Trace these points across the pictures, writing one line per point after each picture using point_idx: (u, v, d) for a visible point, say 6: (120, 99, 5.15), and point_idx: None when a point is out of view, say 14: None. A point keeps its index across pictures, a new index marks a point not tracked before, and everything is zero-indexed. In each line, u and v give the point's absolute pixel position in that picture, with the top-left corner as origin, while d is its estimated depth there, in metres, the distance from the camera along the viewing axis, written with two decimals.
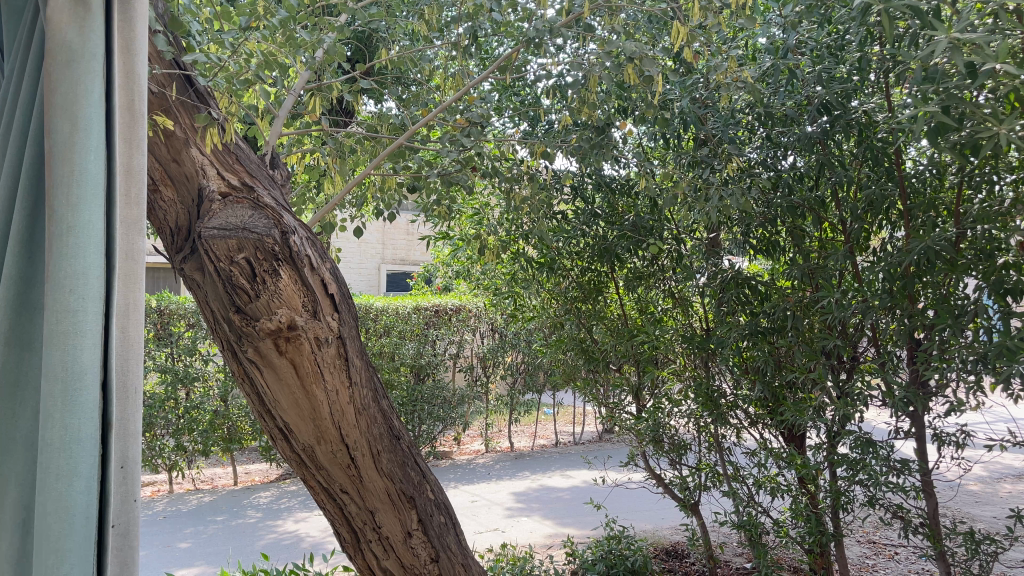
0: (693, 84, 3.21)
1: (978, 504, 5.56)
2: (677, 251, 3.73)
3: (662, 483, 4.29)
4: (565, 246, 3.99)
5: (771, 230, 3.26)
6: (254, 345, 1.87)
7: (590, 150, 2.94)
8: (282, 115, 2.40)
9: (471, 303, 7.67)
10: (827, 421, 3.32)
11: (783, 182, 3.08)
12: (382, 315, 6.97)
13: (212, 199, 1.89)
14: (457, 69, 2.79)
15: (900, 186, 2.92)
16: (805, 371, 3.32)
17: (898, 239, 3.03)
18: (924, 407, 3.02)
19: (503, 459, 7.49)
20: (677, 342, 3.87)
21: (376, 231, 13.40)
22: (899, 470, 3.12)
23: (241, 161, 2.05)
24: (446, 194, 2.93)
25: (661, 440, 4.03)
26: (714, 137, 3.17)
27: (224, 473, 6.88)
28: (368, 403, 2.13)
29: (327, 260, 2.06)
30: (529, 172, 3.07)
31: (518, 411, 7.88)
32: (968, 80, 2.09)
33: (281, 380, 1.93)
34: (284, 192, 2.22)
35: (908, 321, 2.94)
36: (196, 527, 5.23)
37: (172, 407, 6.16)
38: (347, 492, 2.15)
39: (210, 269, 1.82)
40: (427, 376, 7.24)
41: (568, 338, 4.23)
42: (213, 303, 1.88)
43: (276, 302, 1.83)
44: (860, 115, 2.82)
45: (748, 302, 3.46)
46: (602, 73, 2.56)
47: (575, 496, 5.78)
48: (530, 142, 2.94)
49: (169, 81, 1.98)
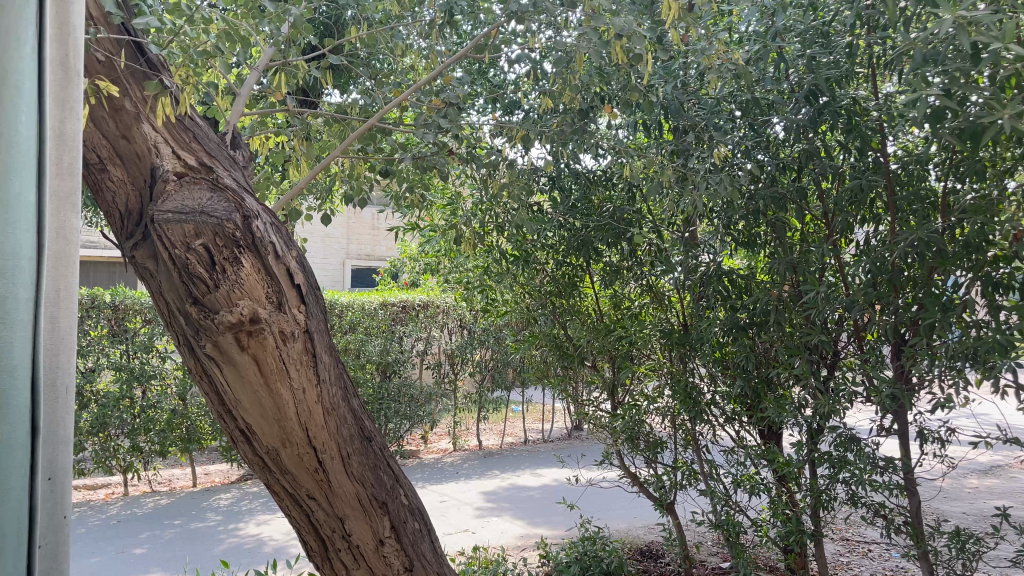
0: (676, 71, 3.10)
1: (948, 500, 5.57)
2: (656, 244, 3.65)
3: (636, 482, 4.21)
4: (541, 238, 3.86)
5: (753, 224, 3.23)
6: (213, 339, 1.72)
7: (572, 134, 2.75)
8: (243, 93, 2.20)
9: (439, 299, 7.51)
10: (808, 417, 3.30)
11: (767, 173, 3.04)
12: (348, 310, 6.82)
13: (166, 179, 1.72)
14: (431, 47, 2.63)
15: (886, 178, 2.85)
16: (787, 368, 3.27)
17: (883, 232, 2.98)
18: (909, 404, 2.96)
19: (470, 457, 7.35)
20: (657, 338, 3.79)
21: (340, 226, 13.19)
22: (883, 469, 3.06)
23: (198, 139, 1.84)
24: (419, 182, 2.79)
25: (636, 438, 3.94)
26: (696, 125, 3.06)
27: (182, 474, 6.63)
28: (338, 403, 1.97)
29: (294, 249, 1.90)
30: (506, 156, 2.93)
31: (486, 408, 7.75)
32: (970, 62, 1.98)
33: (242, 378, 1.77)
34: (248, 175, 2.01)
35: (894, 315, 2.91)
36: (153, 532, 5.01)
37: (128, 406, 5.91)
38: (314, 498, 1.98)
39: (164, 257, 1.66)
40: (394, 374, 7.09)
41: (541, 334, 4.12)
42: (167, 294, 1.72)
43: (238, 293, 1.69)
44: (852, 100, 2.69)
45: (728, 295, 3.41)
46: (591, 50, 2.37)
47: (546, 494, 5.67)
48: (507, 127, 2.79)
49: (118, 48, 1.79)
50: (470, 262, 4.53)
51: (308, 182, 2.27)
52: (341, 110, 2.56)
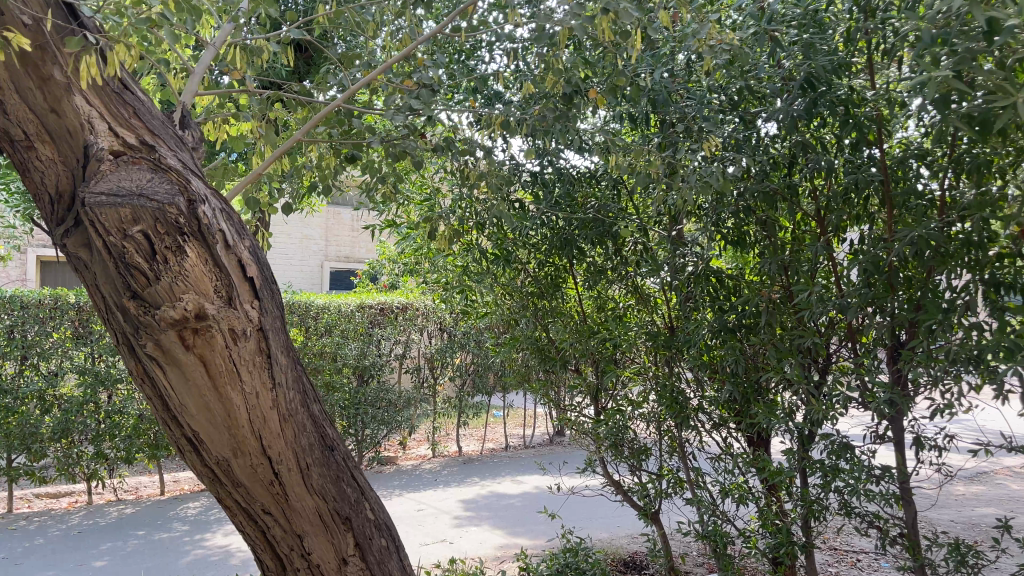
0: (664, 59, 2.95)
1: (937, 508, 5.46)
2: (643, 243, 3.51)
3: (620, 490, 4.05)
4: (523, 235, 3.69)
5: (742, 221, 3.10)
6: (154, 338, 1.54)
7: (554, 122, 2.55)
8: (198, 70, 2.01)
9: (419, 301, 7.32)
10: (799, 423, 3.16)
11: (758, 167, 2.90)
12: (324, 312, 6.65)
13: (101, 158, 1.54)
14: (404, 27, 2.46)
15: (883, 172, 2.71)
16: (778, 372, 3.13)
17: (878, 230, 2.85)
18: (905, 410, 2.82)
19: (450, 464, 7.17)
20: (642, 341, 3.65)
21: (319, 227, 12.98)
22: (878, 478, 2.92)
23: (139, 115, 1.66)
24: (392, 174, 2.63)
25: (620, 445, 3.79)
26: (685, 116, 2.91)
27: (150, 481, 6.41)
28: (297, 409, 1.80)
29: (248, 237, 1.72)
30: (484, 145, 2.76)
31: (467, 413, 7.56)
32: (983, 41, 1.84)
33: (188, 381, 1.60)
34: (199, 157, 1.83)
35: (890, 317, 2.78)
36: (115, 543, 4.79)
37: (92, 411, 5.68)
38: (269, 512, 1.81)
39: (98, 244, 1.49)
40: (371, 378, 6.91)
41: (522, 336, 3.97)
42: (103, 287, 1.55)
43: (181, 286, 1.51)
44: (849, 88, 2.54)
45: (717, 296, 3.28)
46: (575, 25, 2.20)
47: (527, 502, 5.51)
48: (486, 116, 2.62)
49: (45, 11, 1.61)
50: (448, 261, 4.37)
51: (272, 164, 2.06)
52: (305, 91, 2.38)
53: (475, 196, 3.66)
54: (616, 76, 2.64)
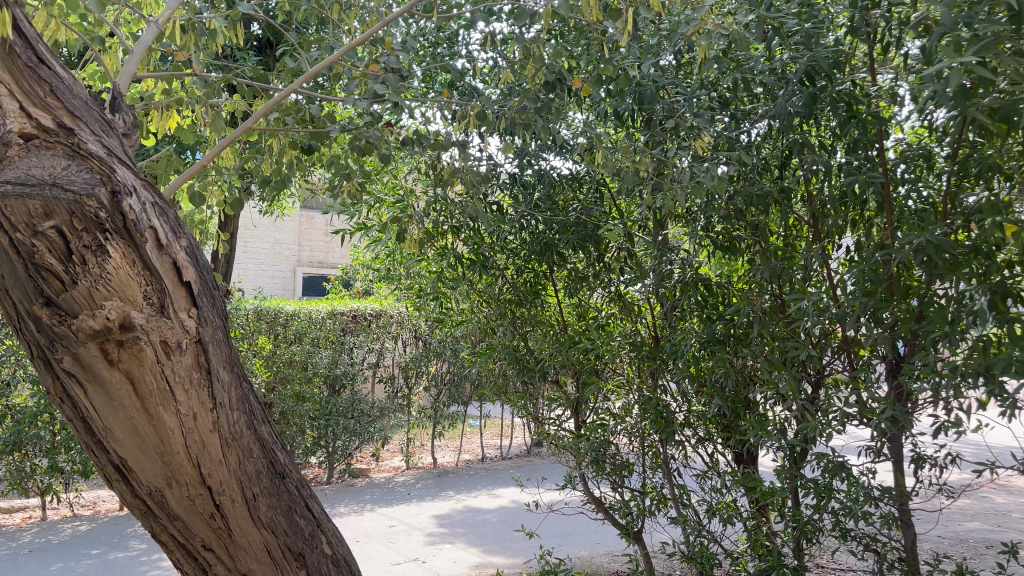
0: (654, 52, 2.77)
1: (924, 524, 5.32)
2: (627, 249, 3.33)
3: (601, 508, 3.86)
4: (501, 239, 3.50)
5: (734, 225, 2.92)
6: (72, 351, 1.32)
7: (535, 114, 2.33)
8: (139, 50, 1.80)
9: (392, 308, 7.10)
10: (792, 440, 2.98)
11: (751, 168, 2.73)
12: (293, 320, 6.48)
13: (9, 142, 1.31)
14: (373, 9, 2.25)
15: (884, 173, 2.55)
16: (770, 385, 2.96)
17: (877, 236, 2.68)
18: (906, 426, 2.65)
19: (424, 477, 6.95)
20: (626, 351, 3.46)
21: (292, 232, 12.72)
22: (877, 499, 2.75)
23: (59, 93, 1.43)
24: (359, 170, 2.42)
25: (602, 460, 3.60)
26: (676, 112, 2.73)
27: (109, 496, 6.11)
28: (243, 432, 1.58)
29: (185, 236, 1.51)
30: (459, 141, 2.57)
31: (442, 424, 7.31)
32: (1011, 23, 1.66)
33: (112, 402, 1.38)
34: (133, 143, 1.61)
35: (892, 328, 2.61)
36: (67, 563, 4.51)
37: (47, 422, 5.39)
38: (210, 549, 1.59)
39: (3, 242, 1.27)
40: (343, 388, 6.70)
41: (500, 346, 3.78)
42: (13, 292, 1.33)
43: (103, 291, 1.30)
44: (850, 83, 2.38)
45: (707, 305, 3.09)
46: (561, 5, 2.00)
47: (504, 518, 5.31)
48: (461, 109, 2.43)
49: None
50: (422, 267, 4.17)
51: (221, 155, 1.83)
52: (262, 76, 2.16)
53: (450, 198, 3.46)
54: (601, 67, 2.46)
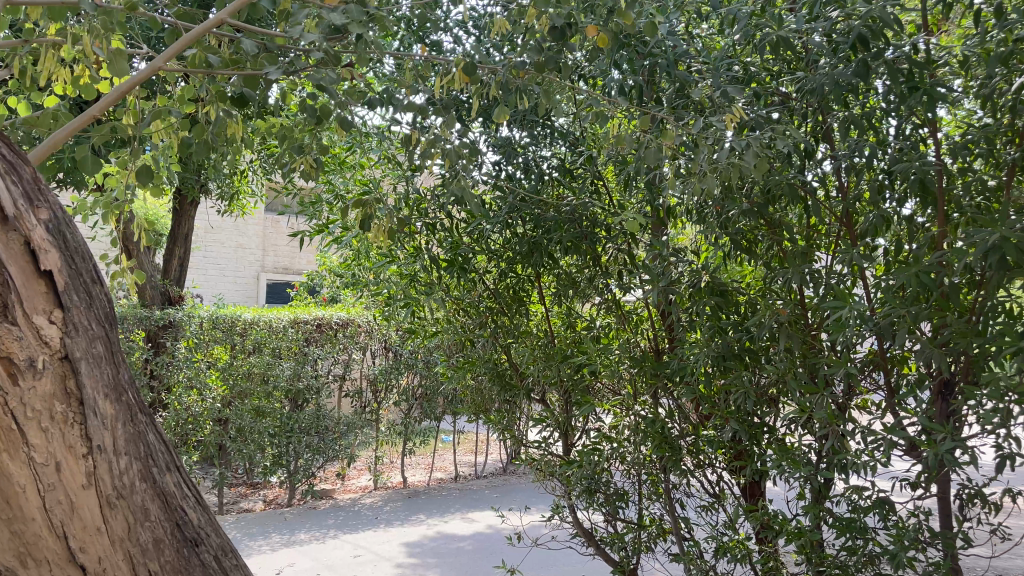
0: (668, 18, 2.36)
1: None
2: (626, 250, 2.91)
3: (592, 542, 3.42)
4: (482, 238, 3.06)
5: (755, 222, 2.51)
6: None
7: (534, 78, 1.90)
8: None
9: (360, 317, 6.60)
10: (819, 473, 2.56)
11: (779, 153, 2.32)
12: (252, 328, 5.96)
13: None
14: None
15: (940, 160, 2.16)
16: (795, 408, 2.54)
17: (924, 235, 2.29)
18: (962, 458, 2.25)
19: (393, 498, 6.45)
20: (624, 367, 3.04)
21: (256, 235, 12.21)
22: (924, 543, 2.33)
23: None
24: (311, 145, 1.98)
25: (595, 489, 3.16)
26: (693, 87, 2.32)
27: None
28: (133, 487, 1.33)
29: (60, 236, 1.28)
30: (435, 115, 2.13)
31: (413, 441, 6.79)
32: None
33: None
34: None
35: (946, 342, 2.20)
36: None
37: None
38: None
39: None
40: (306, 403, 6.23)
41: (479, 360, 3.34)
42: None
43: None
44: (910, 47, 2.00)
45: (720, 314, 2.68)
46: None
47: (480, 546, 4.90)
48: (442, 73, 1.99)
49: None
50: (391, 271, 3.71)
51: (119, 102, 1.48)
52: (189, 18, 1.72)
53: (424, 191, 3.02)
54: (612, 25, 2.05)
